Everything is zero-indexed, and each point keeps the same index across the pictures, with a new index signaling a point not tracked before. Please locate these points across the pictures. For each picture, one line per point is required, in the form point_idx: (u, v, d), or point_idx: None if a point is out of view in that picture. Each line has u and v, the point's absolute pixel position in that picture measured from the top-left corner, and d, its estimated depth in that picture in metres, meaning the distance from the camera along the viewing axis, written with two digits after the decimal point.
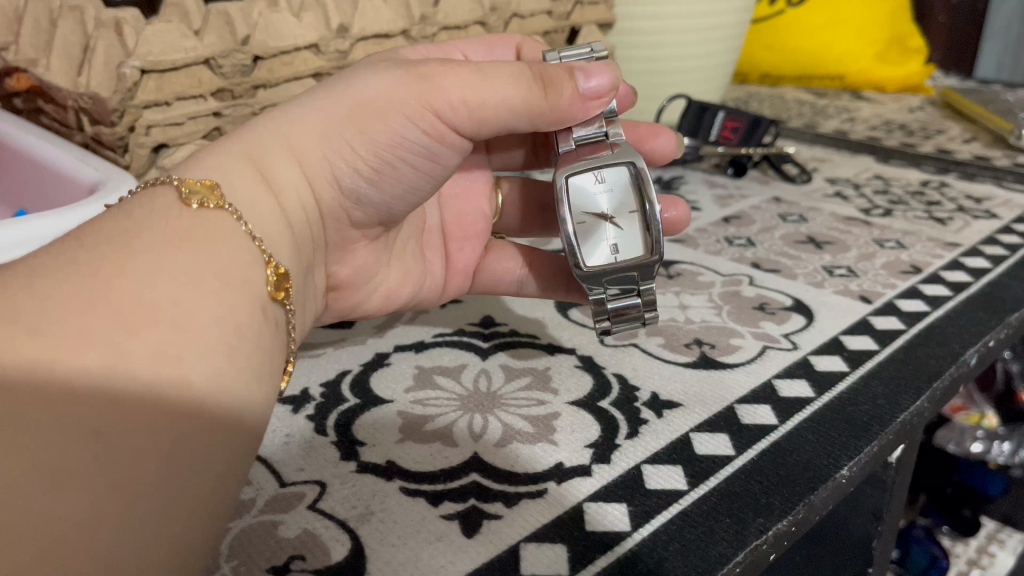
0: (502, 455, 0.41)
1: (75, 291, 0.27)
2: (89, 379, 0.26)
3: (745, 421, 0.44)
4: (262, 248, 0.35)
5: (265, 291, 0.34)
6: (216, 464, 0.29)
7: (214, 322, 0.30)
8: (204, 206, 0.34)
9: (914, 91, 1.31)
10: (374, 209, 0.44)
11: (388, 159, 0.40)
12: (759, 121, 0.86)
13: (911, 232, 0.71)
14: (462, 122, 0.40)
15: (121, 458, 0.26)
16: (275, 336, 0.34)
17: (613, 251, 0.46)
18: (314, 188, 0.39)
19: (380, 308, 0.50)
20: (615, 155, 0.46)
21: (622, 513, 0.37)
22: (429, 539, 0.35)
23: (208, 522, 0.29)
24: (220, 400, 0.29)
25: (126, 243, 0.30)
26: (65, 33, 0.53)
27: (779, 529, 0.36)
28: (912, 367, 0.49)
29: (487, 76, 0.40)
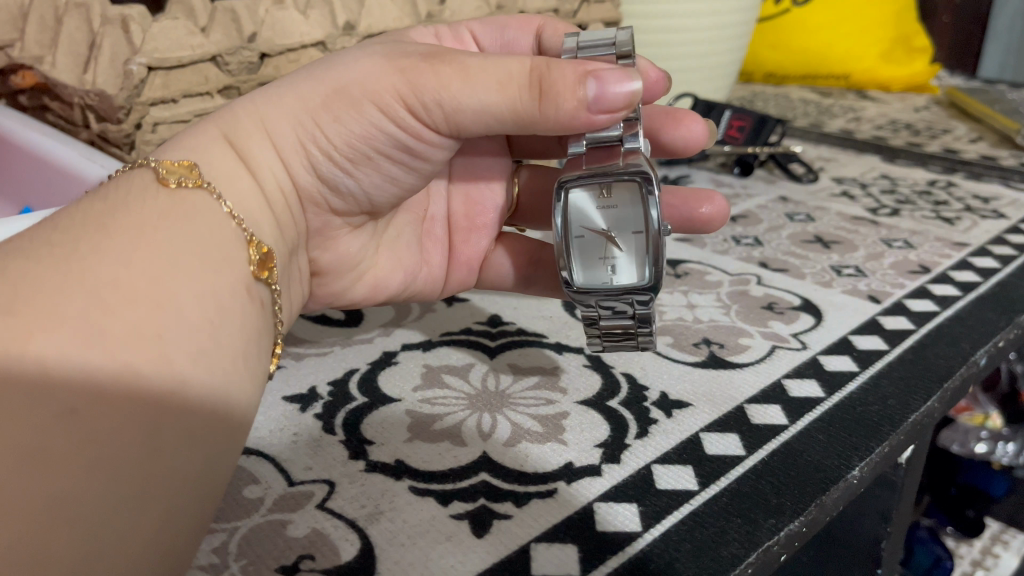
0: (512, 455, 0.40)
1: (49, 272, 0.28)
2: (65, 357, 0.26)
3: (756, 422, 0.43)
4: (243, 227, 0.35)
5: (247, 271, 0.35)
6: (201, 445, 0.29)
7: (192, 300, 0.30)
8: (182, 185, 0.34)
9: (920, 91, 1.31)
10: (354, 198, 0.43)
11: (361, 148, 0.39)
12: (767, 120, 0.85)
13: (918, 232, 0.70)
14: (436, 121, 0.38)
15: (102, 437, 0.26)
16: (259, 316, 0.35)
17: (609, 272, 0.46)
18: (290, 171, 0.39)
19: (368, 296, 0.49)
20: (628, 167, 0.43)
21: (632, 513, 0.37)
22: (439, 539, 0.35)
23: (191, 504, 0.29)
24: (201, 377, 0.30)
25: (102, 225, 0.31)
26: (70, 31, 0.55)
27: (791, 530, 0.36)
28: (921, 368, 0.49)
29: (474, 79, 0.36)
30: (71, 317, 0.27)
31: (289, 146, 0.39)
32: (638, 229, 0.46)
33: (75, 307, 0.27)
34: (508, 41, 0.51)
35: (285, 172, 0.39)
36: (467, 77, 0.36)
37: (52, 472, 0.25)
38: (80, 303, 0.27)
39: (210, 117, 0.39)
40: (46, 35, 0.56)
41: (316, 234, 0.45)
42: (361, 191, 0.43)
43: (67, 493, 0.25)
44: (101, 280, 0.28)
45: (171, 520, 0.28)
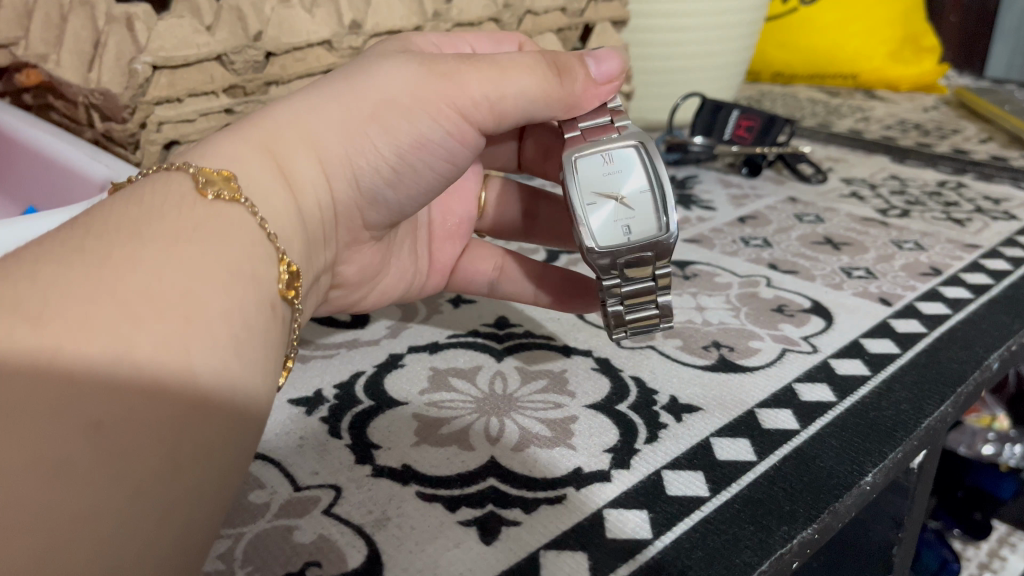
0: (520, 460, 0.40)
1: (79, 280, 0.27)
2: (94, 367, 0.25)
3: (767, 426, 0.43)
4: (275, 242, 0.35)
5: (274, 288, 0.34)
6: (221, 465, 0.28)
7: (220, 314, 0.29)
8: (219, 198, 0.33)
9: (927, 91, 1.29)
10: (386, 210, 0.43)
11: (411, 159, 0.41)
12: (776, 118, 0.86)
13: (929, 233, 0.70)
14: (484, 118, 0.41)
15: (126, 452, 0.25)
16: (281, 332, 0.34)
17: (625, 230, 0.45)
18: (332, 187, 0.39)
19: (376, 303, 0.50)
20: (623, 136, 0.46)
21: (642, 520, 0.36)
22: (447, 546, 0.34)
23: (211, 522, 0.28)
24: (227, 394, 0.28)
25: (132, 232, 0.30)
26: (76, 29, 0.55)
27: (804, 537, 0.35)
28: (935, 371, 0.48)
29: (510, 71, 0.40)
30: (103, 327, 0.26)
31: (336, 162, 0.38)
32: (645, 189, 0.45)
33: (105, 316, 0.26)
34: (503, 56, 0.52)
35: (327, 188, 0.39)
36: (505, 71, 0.40)
37: (74, 487, 0.24)
38: (109, 314, 0.26)
39: (243, 122, 0.38)
40: (52, 33, 0.56)
41: (346, 248, 0.44)
42: (397, 202, 0.43)
43: (88, 511, 0.24)
44: (132, 290, 0.27)
45: (191, 539, 0.27)
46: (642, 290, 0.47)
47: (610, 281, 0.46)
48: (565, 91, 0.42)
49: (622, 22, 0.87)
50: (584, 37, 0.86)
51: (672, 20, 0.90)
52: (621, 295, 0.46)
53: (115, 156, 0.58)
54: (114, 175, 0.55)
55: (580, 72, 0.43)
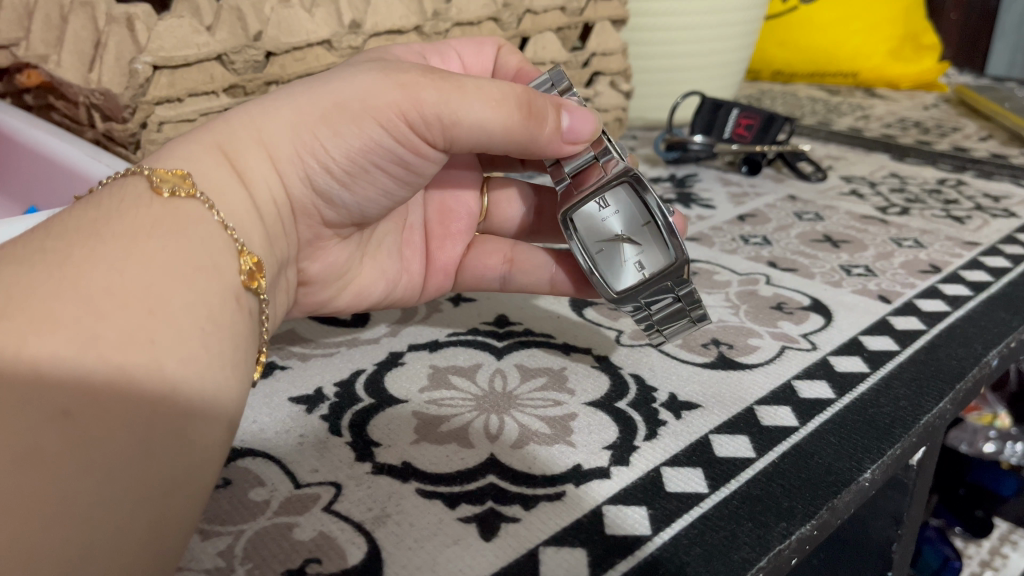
0: (520, 457, 0.40)
1: (39, 279, 0.28)
2: (58, 360, 0.26)
3: (765, 423, 0.43)
4: (234, 236, 0.35)
5: (237, 280, 0.34)
6: (192, 452, 0.29)
7: (185, 306, 0.30)
8: (175, 194, 0.34)
9: (928, 89, 1.30)
10: (344, 209, 0.43)
11: (363, 162, 0.40)
12: (775, 117, 0.85)
13: (928, 231, 0.70)
14: (435, 136, 0.40)
15: (94, 438, 0.26)
16: (250, 325, 0.34)
17: (637, 268, 0.47)
18: (286, 184, 0.39)
19: (352, 305, 0.50)
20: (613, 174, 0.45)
21: (642, 516, 0.36)
22: (446, 542, 0.34)
23: (187, 509, 0.28)
24: (193, 381, 0.29)
25: (96, 231, 0.31)
26: (76, 29, 0.55)
27: (803, 534, 0.35)
28: (934, 368, 0.48)
29: (470, 94, 0.39)
30: (62, 323, 0.27)
31: (288, 159, 0.38)
32: (647, 222, 0.46)
33: (62, 312, 0.27)
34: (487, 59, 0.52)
35: (280, 185, 0.39)
36: (462, 91, 0.39)
37: (42, 473, 0.24)
38: (71, 309, 0.27)
39: (202, 125, 0.39)
40: (52, 34, 0.56)
41: (307, 245, 0.45)
42: (354, 203, 0.43)
43: (54, 494, 0.24)
44: (94, 286, 0.28)
45: (162, 525, 0.27)
46: (671, 309, 0.47)
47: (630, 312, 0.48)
48: (527, 124, 0.41)
49: (621, 21, 0.87)
50: (583, 36, 0.86)
51: (672, 19, 0.90)
52: (653, 320, 0.48)
53: (115, 155, 0.58)
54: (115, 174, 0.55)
55: (553, 116, 0.42)
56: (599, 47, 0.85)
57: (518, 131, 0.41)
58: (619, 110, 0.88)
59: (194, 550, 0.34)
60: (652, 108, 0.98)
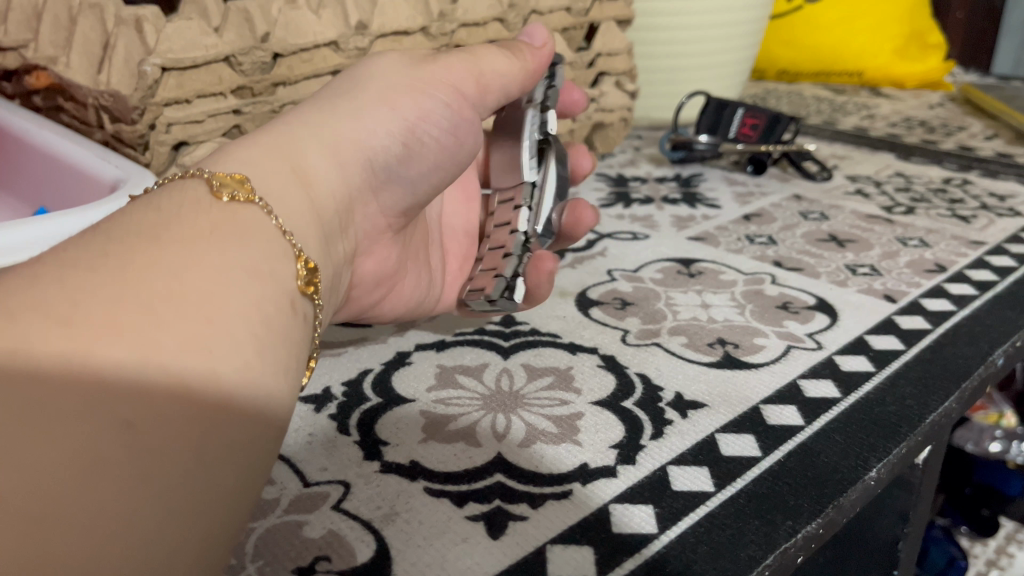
0: (527, 456, 0.40)
1: (103, 282, 0.28)
2: (124, 367, 0.26)
3: (771, 422, 0.43)
4: (292, 240, 0.36)
5: (294, 285, 0.35)
6: (241, 463, 0.29)
7: (240, 313, 0.31)
8: (234, 199, 0.35)
9: (933, 88, 1.30)
10: (396, 192, 0.45)
11: (418, 135, 0.44)
12: (781, 116, 0.85)
13: (934, 230, 0.70)
14: (473, 90, 0.46)
15: (151, 451, 0.26)
16: (302, 329, 0.35)
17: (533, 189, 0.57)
18: (347, 175, 0.41)
19: (395, 310, 0.51)
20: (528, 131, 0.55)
21: (648, 515, 0.36)
22: (455, 540, 0.35)
23: (232, 518, 0.29)
24: (250, 391, 0.30)
25: (152, 237, 0.31)
26: (85, 31, 0.55)
27: (810, 531, 0.36)
28: (939, 367, 0.48)
29: (479, 53, 0.47)
30: (127, 328, 0.27)
31: (348, 149, 0.41)
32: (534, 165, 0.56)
33: (129, 318, 0.27)
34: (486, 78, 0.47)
35: (342, 180, 0.41)
36: (477, 53, 0.47)
37: (102, 485, 0.25)
38: (133, 314, 0.28)
39: (256, 133, 0.40)
40: (60, 36, 0.57)
41: (369, 238, 0.46)
42: (411, 182, 0.45)
43: (114, 505, 0.25)
44: (155, 292, 0.29)
45: (214, 533, 0.28)
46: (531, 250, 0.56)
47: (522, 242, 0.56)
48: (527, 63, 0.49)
49: (626, 21, 0.87)
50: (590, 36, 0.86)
51: (678, 19, 0.90)
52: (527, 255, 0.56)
53: (124, 157, 0.59)
54: (124, 177, 0.56)
55: (527, 47, 0.50)
56: (605, 48, 0.85)
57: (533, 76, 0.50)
58: (625, 110, 0.88)
59: None
60: (657, 107, 0.98)
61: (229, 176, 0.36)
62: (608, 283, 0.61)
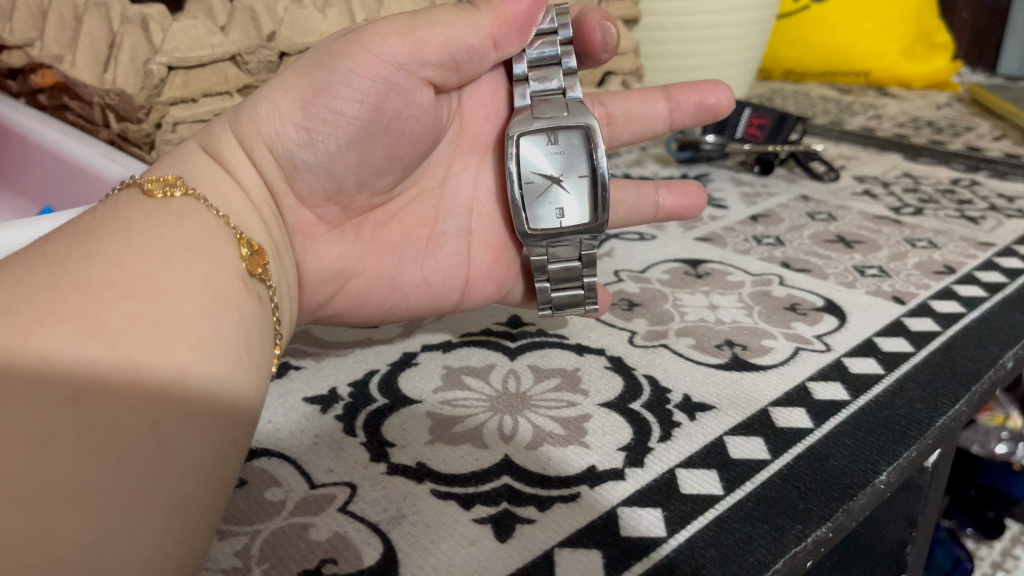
0: (534, 458, 0.40)
1: (42, 276, 0.30)
2: (65, 349, 0.28)
3: (780, 425, 0.43)
4: (229, 223, 0.37)
5: (241, 266, 0.36)
6: (207, 435, 0.30)
7: (189, 291, 0.32)
8: (166, 195, 0.37)
9: (941, 87, 1.30)
10: (320, 178, 0.43)
11: (322, 108, 0.40)
12: (788, 116, 0.86)
13: (942, 232, 0.70)
14: (398, 49, 0.41)
15: (104, 424, 0.27)
16: (259, 309, 0.36)
17: (559, 215, 0.50)
18: (258, 167, 0.41)
19: (360, 312, 0.48)
20: (573, 115, 0.49)
21: (656, 518, 0.36)
22: (462, 543, 0.35)
23: (206, 490, 0.29)
24: (204, 365, 0.31)
25: (95, 232, 0.33)
26: (90, 29, 0.56)
27: (818, 536, 0.35)
28: (949, 370, 0.48)
29: (419, 16, 0.42)
30: (68, 311, 0.29)
31: (250, 141, 0.41)
32: (583, 174, 0.50)
33: (71, 304, 0.29)
34: (422, 43, 0.41)
35: (255, 171, 0.41)
36: (417, 14, 0.42)
37: (56, 458, 0.26)
38: (74, 300, 0.29)
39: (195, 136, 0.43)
40: (66, 34, 0.58)
41: (299, 233, 0.44)
42: (325, 164, 0.42)
43: (74, 477, 0.26)
44: (98, 280, 0.30)
45: (186, 499, 0.29)
46: (571, 267, 0.51)
47: (551, 266, 0.51)
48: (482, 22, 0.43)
49: (632, 20, 0.87)
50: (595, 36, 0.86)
51: (684, 19, 0.90)
52: (551, 272, 0.51)
53: (129, 156, 0.59)
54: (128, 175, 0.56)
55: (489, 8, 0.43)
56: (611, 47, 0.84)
57: (497, 32, 0.44)
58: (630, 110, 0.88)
59: (210, 550, 0.34)
60: None
61: (162, 178, 0.38)
62: (615, 283, 0.60)
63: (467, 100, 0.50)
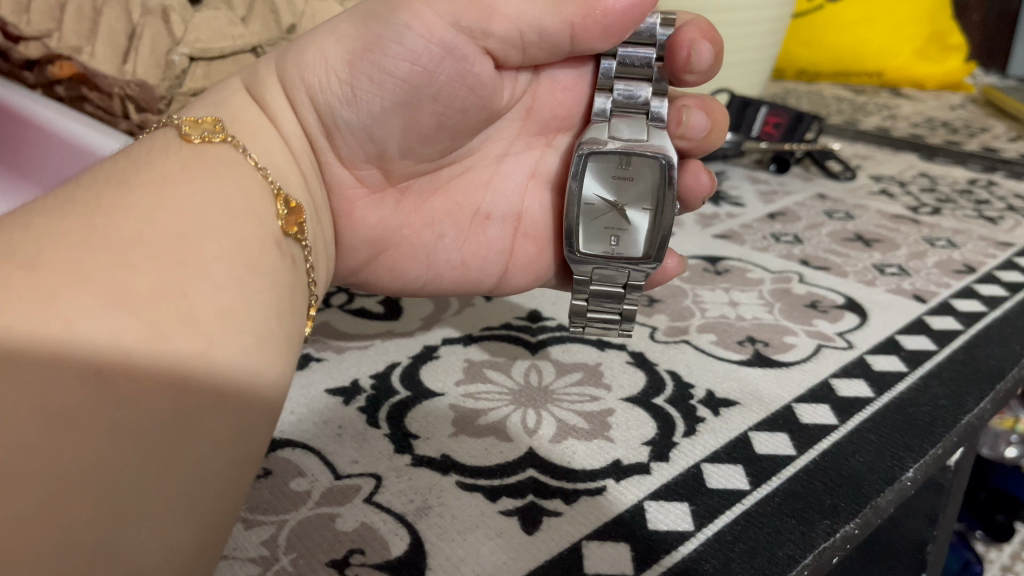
0: (559, 451, 0.40)
1: (71, 226, 0.30)
2: (86, 315, 0.27)
3: (805, 421, 0.43)
4: (268, 179, 0.38)
5: (276, 226, 0.36)
6: (232, 412, 0.30)
7: (218, 256, 0.32)
8: (204, 139, 0.37)
9: (953, 89, 1.30)
10: (361, 139, 0.43)
11: (365, 64, 0.40)
12: (804, 116, 0.85)
13: (961, 231, 0.69)
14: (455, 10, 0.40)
15: (123, 399, 0.27)
16: (292, 270, 0.37)
17: (612, 242, 0.48)
18: (299, 117, 0.42)
19: (390, 282, 0.48)
20: (653, 147, 0.45)
21: (683, 512, 0.36)
22: (490, 535, 0.34)
23: (226, 467, 0.29)
24: (232, 334, 0.30)
25: (123, 182, 0.33)
26: (110, 20, 0.59)
27: (846, 531, 0.35)
28: (972, 368, 0.48)
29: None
30: (92, 274, 0.28)
31: (295, 89, 0.41)
32: (646, 209, 0.47)
33: (96, 265, 0.29)
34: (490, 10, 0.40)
35: (298, 124, 0.42)
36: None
37: (73, 434, 0.26)
38: (100, 260, 0.29)
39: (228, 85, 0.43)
40: (84, 26, 0.59)
41: (339, 194, 0.45)
42: (365, 126, 0.42)
43: (87, 455, 0.26)
44: (124, 239, 0.30)
45: (205, 479, 0.29)
46: (614, 293, 0.49)
47: (596, 285, 0.49)
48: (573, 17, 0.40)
49: None
50: None
51: (699, 16, 0.89)
52: (591, 292, 0.49)
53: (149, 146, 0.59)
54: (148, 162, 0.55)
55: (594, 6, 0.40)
56: None
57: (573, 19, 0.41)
58: None
59: (237, 539, 0.34)
60: None
61: (199, 120, 0.38)
62: None
63: (546, 82, 0.47)
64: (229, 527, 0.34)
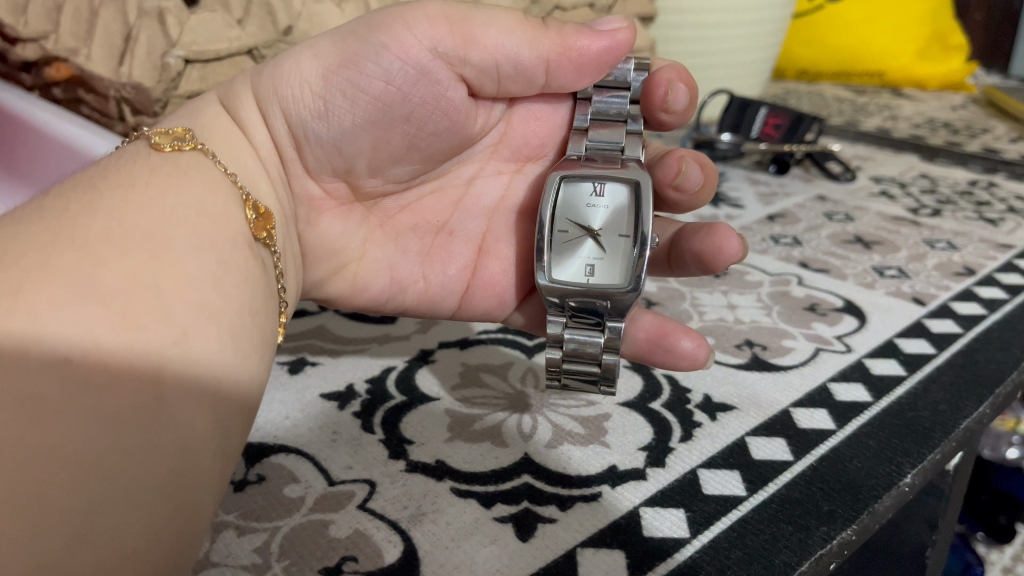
0: (554, 457, 0.40)
1: (39, 230, 0.30)
2: (57, 305, 0.27)
3: (802, 426, 0.42)
4: (238, 182, 0.37)
5: (247, 229, 0.36)
6: (208, 403, 0.29)
7: (192, 250, 0.32)
8: (175, 148, 0.37)
9: (956, 89, 1.29)
10: (329, 151, 0.42)
11: (340, 79, 0.40)
12: (804, 116, 0.85)
13: (961, 233, 0.69)
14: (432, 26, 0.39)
15: (99, 386, 0.26)
16: (263, 270, 0.36)
17: (587, 272, 0.44)
18: (271, 127, 0.41)
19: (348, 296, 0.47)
20: (627, 172, 0.44)
21: (679, 519, 0.36)
22: (484, 542, 0.34)
23: (206, 460, 0.29)
24: (205, 327, 0.31)
25: (91, 186, 0.33)
26: (106, 23, 0.58)
27: (843, 538, 0.35)
28: (971, 372, 0.47)
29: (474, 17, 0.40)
30: (61, 270, 0.28)
31: (267, 101, 0.41)
32: (624, 235, 0.44)
33: (64, 260, 0.28)
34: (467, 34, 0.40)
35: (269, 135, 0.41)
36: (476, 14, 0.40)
37: (51, 419, 0.25)
38: (70, 257, 0.29)
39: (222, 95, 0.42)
40: (81, 27, 0.59)
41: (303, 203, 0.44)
42: (336, 140, 0.42)
43: (65, 438, 0.25)
44: (94, 236, 0.30)
45: (186, 470, 0.28)
46: (588, 343, 0.44)
47: (569, 333, 0.44)
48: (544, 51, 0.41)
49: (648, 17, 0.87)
50: None
51: (700, 17, 0.89)
52: (566, 343, 0.44)
53: None
54: None
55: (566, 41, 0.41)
56: None
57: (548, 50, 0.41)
58: None
59: (230, 546, 0.33)
60: None
61: (171, 130, 0.38)
62: None
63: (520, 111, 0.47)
64: (220, 535, 0.34)
